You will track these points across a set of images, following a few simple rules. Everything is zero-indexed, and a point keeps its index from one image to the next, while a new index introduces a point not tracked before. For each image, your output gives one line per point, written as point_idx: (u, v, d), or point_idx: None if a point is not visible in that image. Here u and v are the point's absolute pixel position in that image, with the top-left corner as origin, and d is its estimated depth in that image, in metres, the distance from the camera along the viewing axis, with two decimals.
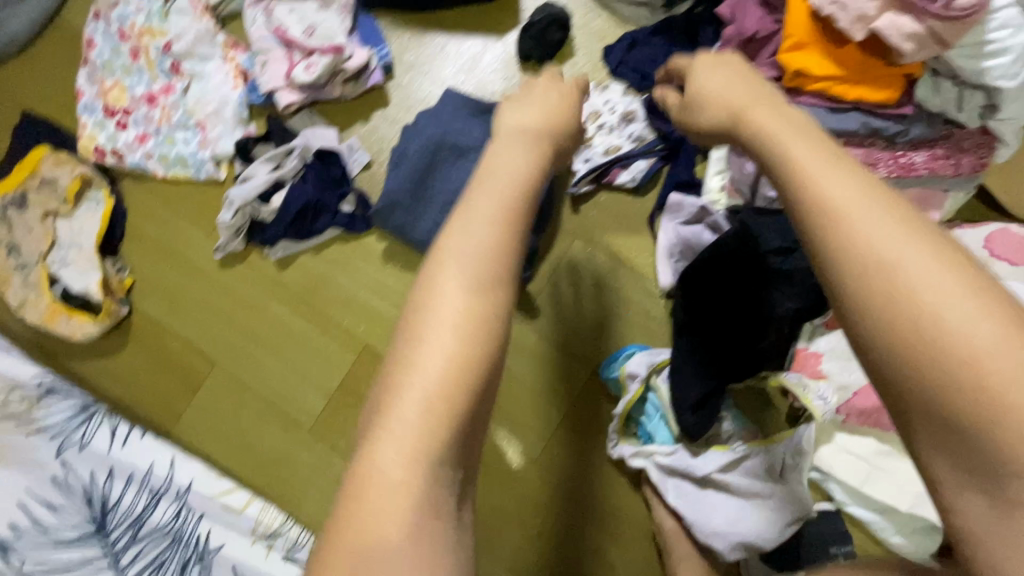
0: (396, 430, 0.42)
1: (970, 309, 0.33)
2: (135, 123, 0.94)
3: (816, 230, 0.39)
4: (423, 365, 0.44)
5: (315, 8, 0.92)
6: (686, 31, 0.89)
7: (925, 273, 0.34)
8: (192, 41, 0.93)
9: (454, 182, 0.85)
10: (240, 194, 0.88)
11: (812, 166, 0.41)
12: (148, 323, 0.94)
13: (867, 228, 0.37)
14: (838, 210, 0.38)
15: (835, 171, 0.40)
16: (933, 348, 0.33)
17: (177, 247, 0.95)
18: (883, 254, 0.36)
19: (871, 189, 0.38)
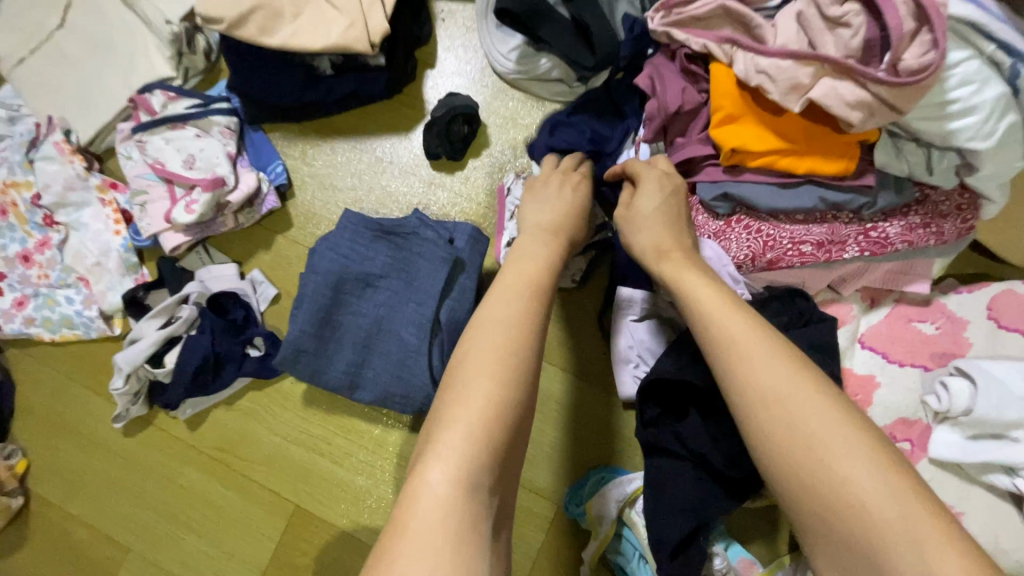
0: (444, 458, 0.44)
1: (845, 436, 0.42)
2: (12, 287, 0.84)
3: (720, 363, 0.49)
4: (469, 404, 0.46)
5: (194, 134, 0.82)
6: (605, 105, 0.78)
7: (809, 405, 0.44)
8: (63, 189, 0.83)
9: (365, 315, 0.73)
10: (128, 358, 0.77)
11: (710, 303, 0.52)
12: (49, 510, 0.83)
13: (798, 415, 0.43)
14: (773, 394, 0.45)
15: (762, 349, 0.47)
16: (854, 526, 0.39)
17: (74, 417, 0.84)
18: (810, 436, 0.42)
19: (761, 329, 0.49)
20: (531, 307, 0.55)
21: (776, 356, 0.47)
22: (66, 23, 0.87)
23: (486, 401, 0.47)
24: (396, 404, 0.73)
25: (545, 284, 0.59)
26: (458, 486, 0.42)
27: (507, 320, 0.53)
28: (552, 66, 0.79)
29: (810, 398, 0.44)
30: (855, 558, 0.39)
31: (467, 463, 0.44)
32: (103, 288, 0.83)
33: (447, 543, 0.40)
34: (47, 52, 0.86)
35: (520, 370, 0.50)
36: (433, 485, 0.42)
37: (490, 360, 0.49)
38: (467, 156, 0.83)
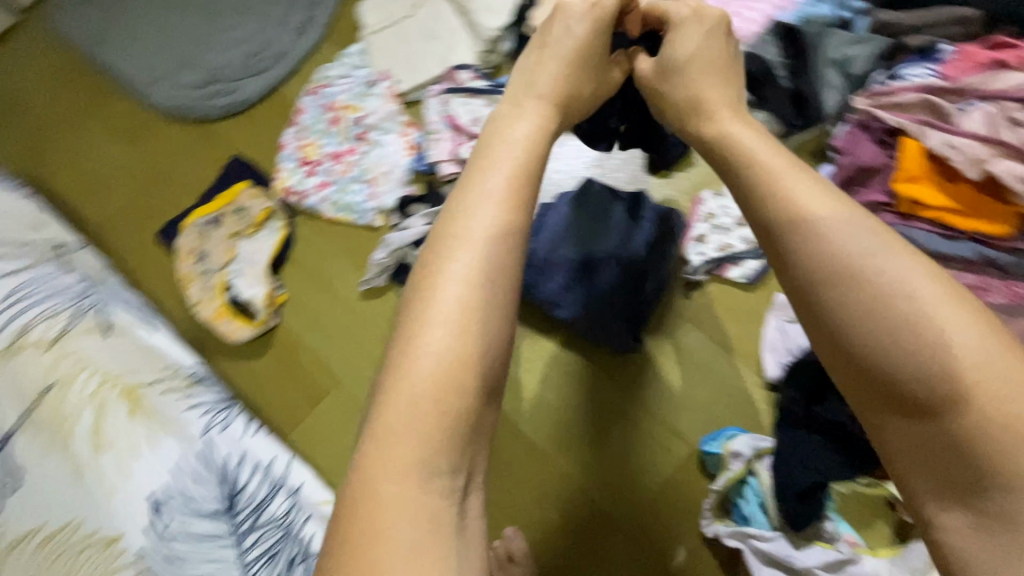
0: (416, 381, 0.50)
1: (956, 322, 0.43)
2: (320, 173, 1.14)
3: (820, 250, 0.50)
4: (454, 279, 0.54)
5: (483, 103, 1.12)
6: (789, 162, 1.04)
7: (932, 297, 0.45)
8: (381, 118, 1.15)
9: (583, 254, 0.96)
10: (398, 238, 1.04)
11: (801, 192, 0.53)
12: (289, 337, 1.07)
13: (897, 287, 0.46)
14: (869, 267, 0.47)
15: (847, 230, 0.50)
16: (935, 379, 0.42)
17: (328, 276, 1.11)
18: (906, 299, 0.45)
19: (860, 222, 0.50)
20: (510, 186, 0.60)
21: (870, 230, 0.49)
22: (413, 14, 1.22)
23: (467, 277, 0.54)
24: (589, 324, 0.94)
25: (523, 164, 0.62)
26: (447, 345, 0.51)
27: (479, 233, 0.56)
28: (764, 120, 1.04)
29: (896, 263, 0.47)
30: (928, 420, 0.43)
31: (450, 322, 0.52)
32: (384, 190, 1.12)
33: (432, 386, 0.50)
34: (395, 28, 1.21)
35: (491, 241, 0.56)
36: (420, 346, 0.51)
37: (478, 236, 0.56)
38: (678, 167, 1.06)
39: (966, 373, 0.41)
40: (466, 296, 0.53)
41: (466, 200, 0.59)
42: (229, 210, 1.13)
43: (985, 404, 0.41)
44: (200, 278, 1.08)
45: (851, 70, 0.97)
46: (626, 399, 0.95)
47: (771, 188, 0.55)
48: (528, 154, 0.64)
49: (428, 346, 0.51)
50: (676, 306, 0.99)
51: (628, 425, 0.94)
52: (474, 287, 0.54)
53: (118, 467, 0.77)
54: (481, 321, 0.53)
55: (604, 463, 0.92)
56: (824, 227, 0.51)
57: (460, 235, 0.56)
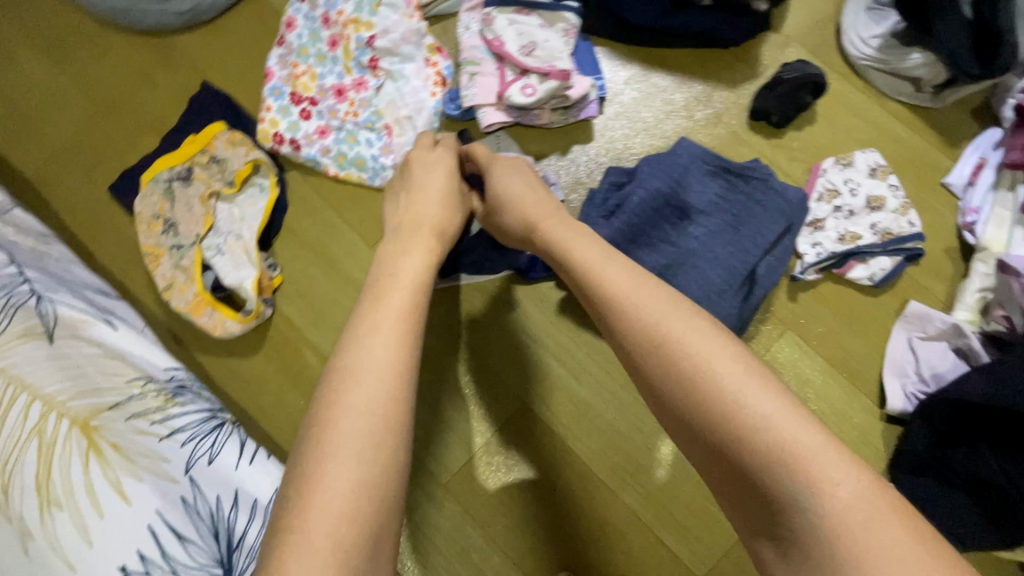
0: (316, 530, 0.43)
1: (814, 440, 0.42)
2: (318, 115, 0.87)
3: (686, 382, 0.47)
4: (357, 414, 0.48)
5: (538, 24, 0.83)
6: (937, 126, 0.81)
7: (791, 423, 0.43)
8: (399, 39, 0.85)
9: (677, 245, 0.73)
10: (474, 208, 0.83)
11: (664, 318, 0.51)
12: (288, 329, 0.86)
13: (753, 406, 0.44)
14: (729, 384, 0.46)
15: (717, 362, 0.47)
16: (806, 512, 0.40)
17: (334, 253, 0.88)
18: (764, 423, 0.43)
19: (717, 344, 0.48)
20: (410, 319, 0.55)
21: (719, 346, 0.48)
22: None
23: (374, 407, 0.49)
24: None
25: (421, 299, 0.58)
26: (350, 490, 0.45)
27: (378, 367, 0.51)
28: (921, 64, 0.78)
29: (755, 387, 0.45)
30: (828, 559, 0.39)
31: (361, 458, 0.47)
32: (404, 142, 0.85)
33: (334, 539, 0.43)
34: None
35: (396, 381, 0.51)
36: (319, 490, 0.45)
37: (385, 363, 0.51)
38: (787, 127, 0.83)
39: (827, 505, 0.40)
40: (365, 427, 0.48)
41: (363, 327, 0.54)
42: (202, 161, 0.86)
43: (851, 540, 0.39)
44: (171, 254, 0.84)
45: None
46: (595, 452, 0.79)
47: (646, 324, 0.51)
48: (421, 285, 0.59)
49: (326, 492, 0.45)
50: (778, 311, 0.79)
51: (586, 486, 0.78)
52: (381, 421, 0.49)
53: (78, 530, 0.61)
54: (381, 458, 0.47)
55: (675, 499, 0.78)
56: (697, 354, 0.48)
57: (361, 364, 0.51)
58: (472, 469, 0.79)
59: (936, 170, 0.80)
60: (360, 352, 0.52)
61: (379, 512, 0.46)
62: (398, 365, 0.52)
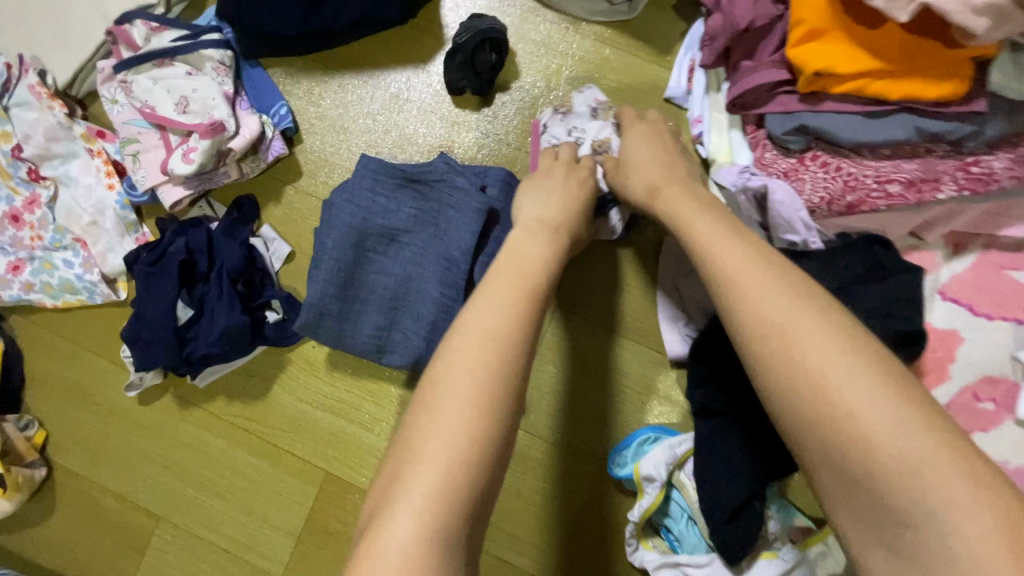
0: (412, 528, 0.36)
1: (895, 413, 0.35)
2: (3, 250, 0.77)
3: (764, 349, 0.41)
4: (464, 385, 0.41)
5: (183, 73, 0.72)
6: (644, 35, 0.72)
7: (867, 398, 0.36)
8: (44, 140, 0.74)
9: (392, 273, 0.66)
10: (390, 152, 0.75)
11: (742, 271, 0.44)
12: (72, 479, 0.80)
13: (812, 356, 0.38)
14: (784, 330, 0.40)
15: (776, 306, 0.41)
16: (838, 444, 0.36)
17: (87, 386, 0.80)
18: (811, 364, 0.38)
19: (802, 301, 0.41)
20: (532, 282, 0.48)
21: (797, 302, 0.41)
22: None
23: (480, 382, 0.41)
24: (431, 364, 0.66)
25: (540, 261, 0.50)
26: (441, 503, 0.37)
27: (496, 331, 0.44)
28: None
29: (831, 330, 0.39)
30: (895, 519, 0.35)
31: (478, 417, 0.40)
32: (102, 250, 0.76)
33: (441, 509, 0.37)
34: None
35: (505, 349, 0.43)
36: (427, 460, 0.38)
37: (492, 335, 0.44)
38: (490, 92, 0.72)
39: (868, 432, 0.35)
40: (475, 422, 0.40)
41: (487, 303, 0.45)
42: None
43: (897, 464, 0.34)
44: None
45: None
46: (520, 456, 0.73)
47: (732, 281, 0.44)
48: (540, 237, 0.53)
49: (419, 500, 0.37)
50: None
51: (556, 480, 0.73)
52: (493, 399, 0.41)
53: None
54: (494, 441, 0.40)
55: (507, 514, 0.73)
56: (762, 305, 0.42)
57: (465, 334, 0.43)
58: None
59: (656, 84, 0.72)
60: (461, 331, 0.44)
61: (480, 488, 0.39)
62: (515, 341, 0.44)
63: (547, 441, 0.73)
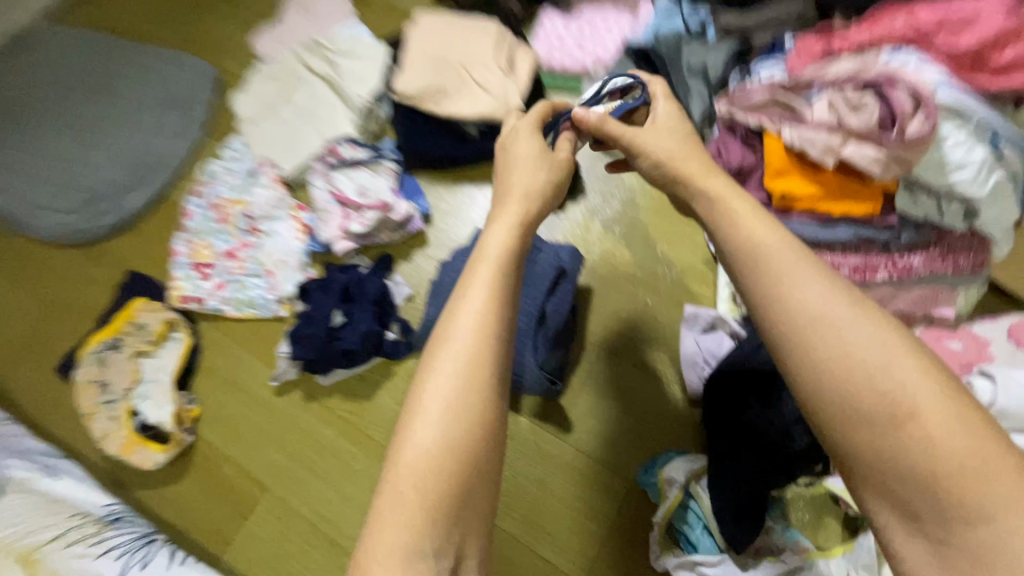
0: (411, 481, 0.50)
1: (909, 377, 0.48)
2: (216, 274, 1.11)
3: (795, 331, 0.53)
4: (448, 370, 0.54)
5: (367, 174, 1.12)
6: None
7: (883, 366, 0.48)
8: (269, 207, 1.13)
9: None
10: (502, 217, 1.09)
11: (785, 268, 0.55)
12: (208, 449, 1.02)
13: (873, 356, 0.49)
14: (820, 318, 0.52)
15: (832, 311, 0.52)
16: (884, 427, 0.47)
17: (239, 378, 1.06)
18: (869, 361, 0.49)
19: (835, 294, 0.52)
20: (495, 297, 0.58)
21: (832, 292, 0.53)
22: (289, 98, 1.22)
23: (450, 407, 0.53)
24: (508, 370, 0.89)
25: (509, 278, 0.60)
26: (434, 457, 0.51)
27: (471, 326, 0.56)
28: None
29: (873, 335, 0.50)
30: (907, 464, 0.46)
31: (444, 434, 0.52)
32: (283, 279, 1.08)
33: (420, 510, 0.50)
34: (270, 116, 1.22)
35: (490, 332, 0.55)
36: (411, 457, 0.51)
37: (462, 358, 0.54)
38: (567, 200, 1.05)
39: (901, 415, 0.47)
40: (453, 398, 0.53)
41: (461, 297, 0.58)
42: (129, 331, 1.08)
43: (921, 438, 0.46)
44: (104, 409, 1.02)
45: (711, 74, 1.00)
46: (559, 471, 0.91)
47: (782, 290, 0.54)
48: (505, 259, 0.61)
49: (416, 460, 0.51)
50: (591, 339, 0.97)
51: (587, 491, 0.89)
52: (456, 420, 0.53)
53: None
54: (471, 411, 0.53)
55: (547, 515, 0.89)
56: (820, 311, 0.52)
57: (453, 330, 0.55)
58: None
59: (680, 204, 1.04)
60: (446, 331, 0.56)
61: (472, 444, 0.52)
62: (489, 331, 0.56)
63: (587, 457, 0.91)
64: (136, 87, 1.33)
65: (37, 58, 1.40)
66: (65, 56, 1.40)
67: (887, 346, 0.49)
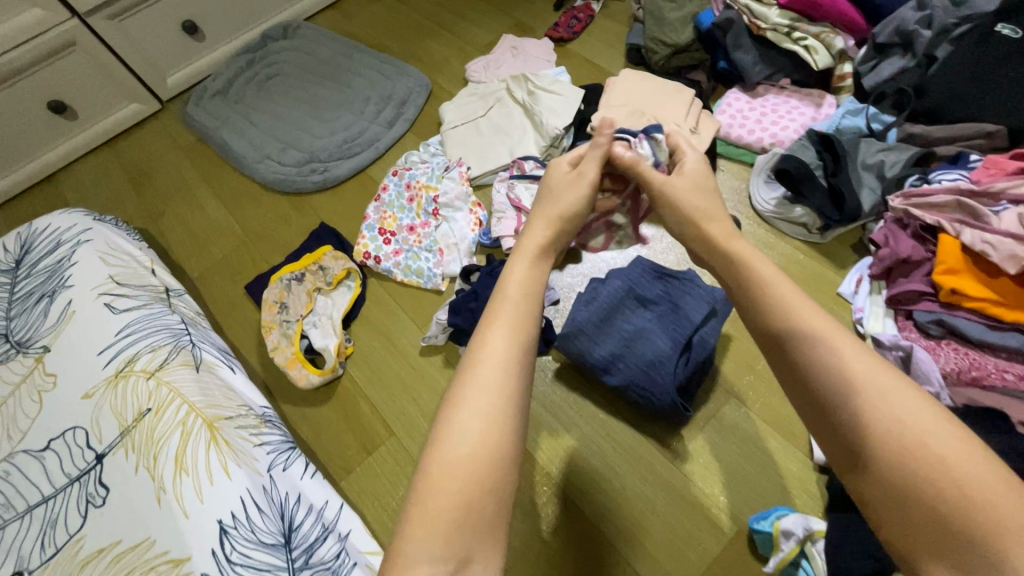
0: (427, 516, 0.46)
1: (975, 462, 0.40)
2: (395, 241, 1.28)
3: (841, 397, 0.47)
4: (482, 392, 0.52)
5: None
6: (826, 253, 1.13)
7: (947, 445, 0.41)
8: (453, 197, 1.30)
9: (636, 325, 1.02)
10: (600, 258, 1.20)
11: (826, 332, 0.50)
12: (351, 385, 1.15)
13: (931, 433, 0.42)
14: (867, 389, 0.46)
15: (860, 368, 0.47)
16: (927, 488, 0.40)
17: (392, 332, 1.21)
18: (922, 438, 0.42)
19: (878, 365, 0.47)
20: (521, 336, 0.56)
21: (873, 362, 0.48)
22: (488, 114, 1.43)
23: (473, 443, 0.49)
24: (642, 387, 0.96)
25: (530, 314, 0.59)
26: (463, 485, 0.48)
27: (502, 356, 0.54)
28: (804, 214, 1.12)
29: (904, 396, 0.45)
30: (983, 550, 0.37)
31: (470, 462, 0.48)
32: (450, 259, 1.24)
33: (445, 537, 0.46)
34: (469, 125, 1.43)
35: (515, 365, 0.54)
36: (434, 483, 0.48)
37: (492, 390, 0.52)
38: None
39: (947, 480, 0.40)
40: (480, 431, 0.50)
41: (484, 326, 0.57)
42: (313, 268, 1.26)
43: (985, 514, 0.38)
44: (280, 326, 1.19)
45: (886, 172, 1.08)
46: (665, 494, 0.95)
47: (815, 340, 0.50)
48: (524, 298, 0.60)
49: (443, 489, 0.47)
50: (721, 381, 1.03)
51: (689, 517, 0.93)
52: (478, 462, 0.49)
53: (194, 491, 0.83)
54: (504, 442, 0.50)
55: (647, 533, 0.93)
56: (843, 366, 0.48)
57: (486, 357, 0.54)
58: (573, 504, 0.97)
59: (830, 284, 1.09)
60: (477, 359, 0.54)
61: (501, 472, 0.49)
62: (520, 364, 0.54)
63: (696, 488, 0.95)
64: (365, 82, 1.61)
65: (297, 47, 1.74)
66: (315, 48, 1.73)
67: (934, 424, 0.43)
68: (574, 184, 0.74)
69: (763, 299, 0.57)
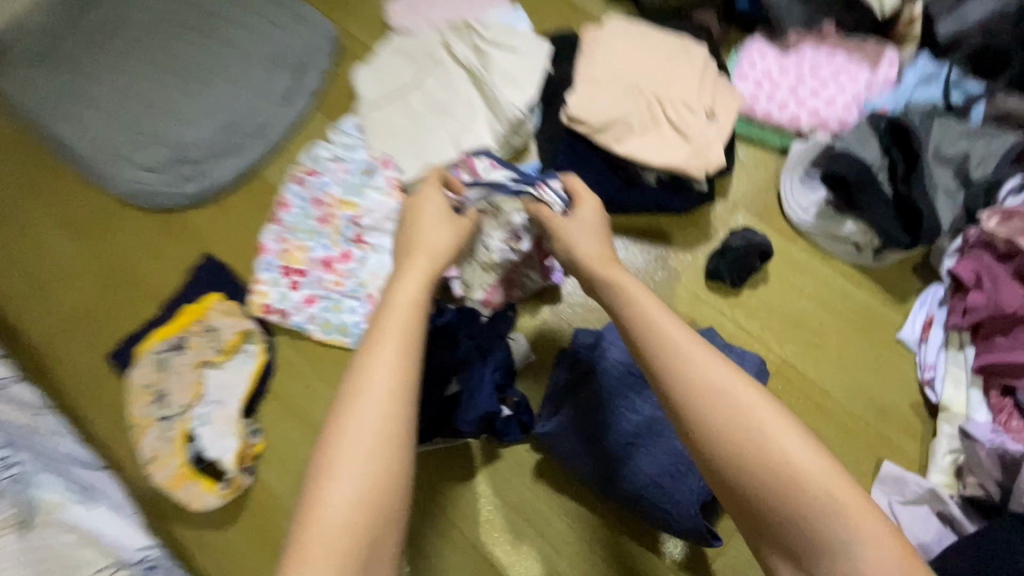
0: (321, 553, 0.48)
1: (809, 454, 0.48)
2: (307, 285, 0.94)
3: (703, 408, 0.51)
4: (365, 416, 0.53)
5: None
6: (883, 281, 0.85)
7: (789, 442, 0.48)
8: (381, 218, 0.95)
9: (643, 414, 0.77)
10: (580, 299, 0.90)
11: (679, 343, 0.55)
12: (268, 496, 0.87)
13: (781, 442, 0.48)
14: (722, 393, 0.51)
15: (713, 375, 0.52)
16: (776, 486, 0.47)
17: (316, 414, 0.90)
18: (778, 448, 0.48)
19: (729, 369, 0.53)
20: (406, 349, 0.57)
21: (722, 365, 0.53)
22: (420, 84, 1.02)
23: (365, 480, 0.51)
24: (665, 501, 0.73)
25: (417, 334, 0.59)
26: (351, 506, 0.50)
27: (384, 377, 0.55)
28: (856, 231, 0.83)
29: (745, 393, 0.51)
30: (822, 535, 0.46)
31: (357, 495, 0.51)
32: None
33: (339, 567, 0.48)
34: (394, 102, 1.02)
35: (399, 392, 0.55)
36: (323, 517, 0.50)
37: (378, 418, 0.53)
38: (744, 284, 0.87)
39: (788, 469, 0.47)
40: (371, 455, 0.52)
41: (366, 350, 0.57)
42: (196, 330, 0.92)
43: (821, 505, 0.46)
44: (157, 425, 0.87)
45: (972, 174, 0.79)
46: None
47: (668, 357, 0.54)
48: (410, 315, 0.60)
49: (331, 521, 0.50)
50: None
51: None
52: (363, 510, 0.50)
53: None
54: (394, 467, 0.52)
55: None
56: (701, 375, 0.52)
57: (371, 386, 0.54)
58: None
59: (888, 326, 0.83)
60: (360, 390, 0.54)
61: (398, 494, 0.52)
62: (406, 392, 0.55)
63: None
64: (242, 32, 1.14)
65: None
66: None
67: (765, 409, 0.50)
68: (447, 226, 0.69)
69: (619, 303, 0.61)
